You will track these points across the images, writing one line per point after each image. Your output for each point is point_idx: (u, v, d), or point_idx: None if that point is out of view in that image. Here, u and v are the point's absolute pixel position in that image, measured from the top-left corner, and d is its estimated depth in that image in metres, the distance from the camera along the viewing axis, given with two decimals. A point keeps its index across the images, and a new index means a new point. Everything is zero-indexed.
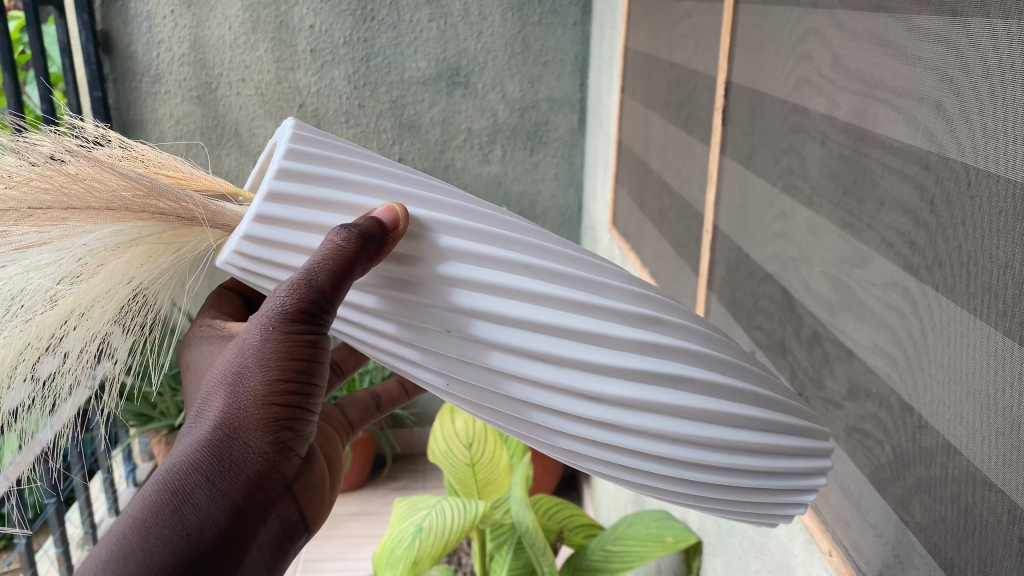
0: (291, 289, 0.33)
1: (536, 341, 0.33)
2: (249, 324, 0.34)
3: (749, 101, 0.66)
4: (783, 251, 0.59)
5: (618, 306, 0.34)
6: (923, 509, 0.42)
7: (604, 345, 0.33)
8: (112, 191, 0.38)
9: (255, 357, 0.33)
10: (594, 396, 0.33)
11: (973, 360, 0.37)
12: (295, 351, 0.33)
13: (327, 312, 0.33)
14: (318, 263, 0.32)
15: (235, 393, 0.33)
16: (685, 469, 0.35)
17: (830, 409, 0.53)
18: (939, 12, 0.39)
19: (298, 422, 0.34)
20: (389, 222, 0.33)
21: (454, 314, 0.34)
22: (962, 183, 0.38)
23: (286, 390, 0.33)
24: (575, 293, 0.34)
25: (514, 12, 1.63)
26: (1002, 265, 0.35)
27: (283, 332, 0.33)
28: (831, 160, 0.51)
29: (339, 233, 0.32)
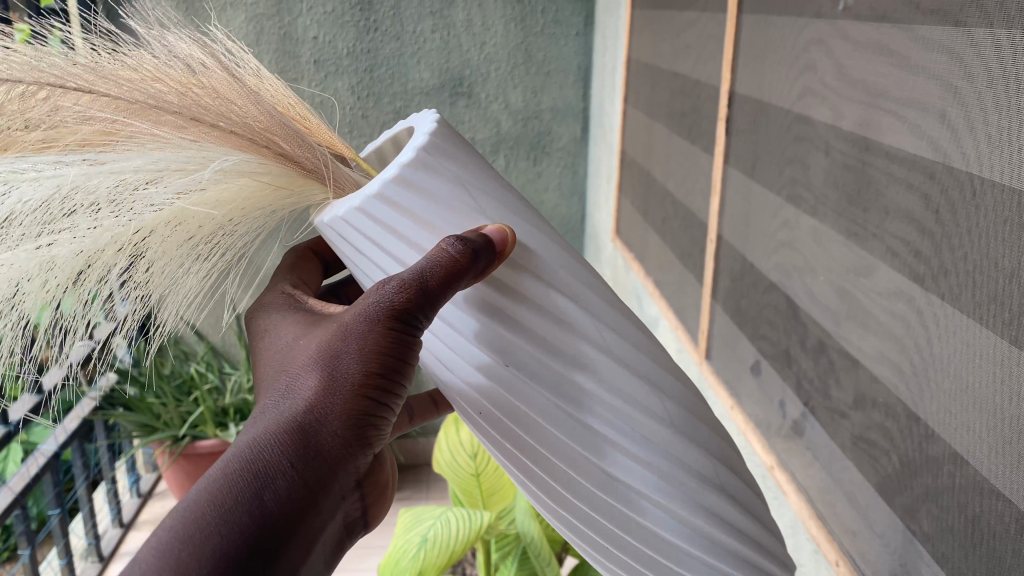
0: (396, 295, 0.36)
1: (596, 420, 0.38)
2: (348, 322, 0.37)
3: (753, 110, 0.66)
4: (788, 261, 0.59)
5: (674, 417, 0.39)
6: (930, 518, 0.42)
7: (651, 445, 0.39)
8: (243, 119, 0.42)
9: (351, 359, 0.37)
10: (625, 479, 0.39)
11: (980, 369, 0.37)
12: (392, 344, 0.37)
13: (426, 314, 0.36)
14: (428, 269, 0.35)
15: (326, 389, 0.36)
16: (666, 562, 0.41)
17: (836, 418, 0.53)
18: (943, 20, 0.39)
19: (375, 425, 0.38)
20: (497, 239, 0.36)
21: (527, 362, 0.38)
22: (967, 192, 0.38)
23: (370, 394, 0.37)
24: (643, 392, 0.39)
25: (517, 22, 1.63)
26: (1008, 274, 0.35)
27: (387, 325, 0.36)
28: (836, 170, 0.52)
29: (453, 243, 0.35)
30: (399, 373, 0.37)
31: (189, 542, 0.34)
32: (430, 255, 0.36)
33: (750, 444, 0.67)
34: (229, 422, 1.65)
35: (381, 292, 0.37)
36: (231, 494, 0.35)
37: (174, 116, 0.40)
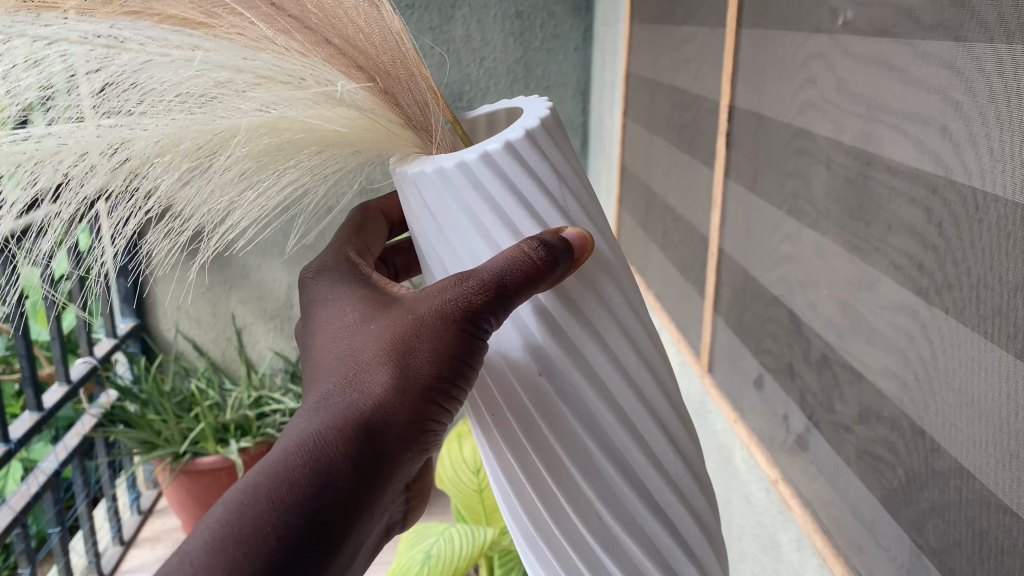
0: (473, 297, 0.38)
1: (595, 437, 0.42)
2: (420, 317, 0.39)
3: (754, 124, 0.66)
4: (790, 274, 0.59)
5: (659, 450, 0.44)
6: (937, 533, 0.42)
7: (634, 469, 0.43)
8: (360, 40, 0.43)
9: (423, 354, 0.38)
10: (607, 494, 0.43)
11: (986, 383, 0.37)
12: (461, 340, 0.39)
13: (499, 314, 0.39)
14: (506, 278, 0.38)
15: (395, 382, 0.38)
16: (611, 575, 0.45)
17: (841, 432, 0.52)
18: (944, 33, 0.39)
19: (432, 424, 0.40)
20: (576, 245, 0.39)
21: (552, 368, 0.41)
22: (970, 206, 0.38)
23: (435, 391, 0.39)
24: (639, 419, 0.43)
25: (516, 37, 1.64)
26: (1011, 288, 0.35)
27: (462, 321, 0.38)
28: (837, 183, 0.52)
29: (534, 254, 0.38)
30: (461, 373, 0.39)
31: (248, 527, 0.34)
32: (510, 257, 0.38)
33: (753, 458, 0.67)
34: (229, 438, 1.63)
35: (458, 287, 0.39)
36: (297, 477, 0.36)
37: (290, 20, 0.41)
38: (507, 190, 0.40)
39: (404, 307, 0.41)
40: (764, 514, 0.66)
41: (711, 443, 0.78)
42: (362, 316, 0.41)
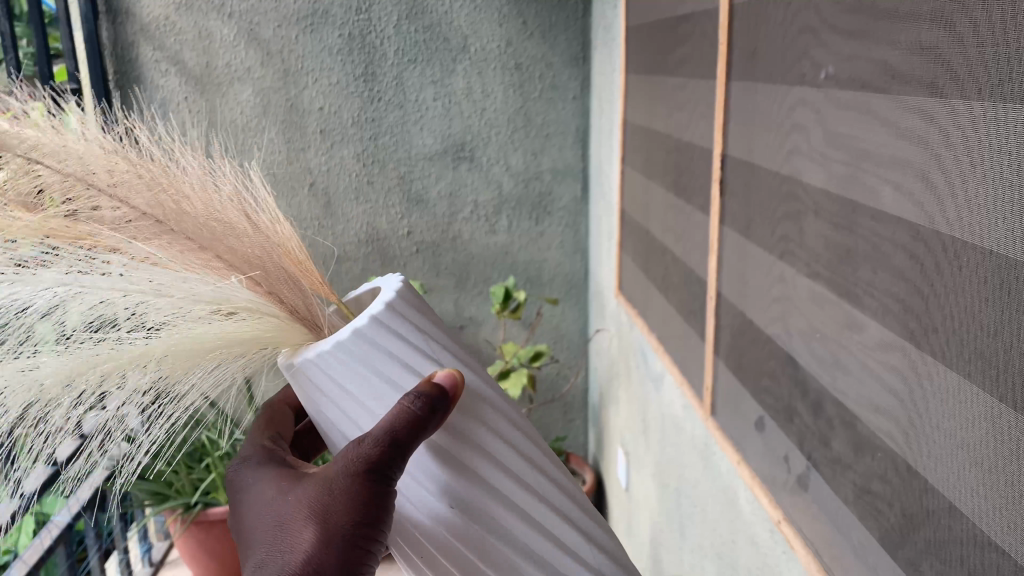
0: (372, 447, 0.44)
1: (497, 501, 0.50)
2: (338, 463, 0.45)
3: (745, 172, 0.68)
4: (785, 318, 0.61)
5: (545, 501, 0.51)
6: (933, 571, 0.43)
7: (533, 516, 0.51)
8: (251, 248, 0.55)
9: (344, 496, 0.44)
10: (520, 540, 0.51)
11: (971, 424, 0.38)
12: (371, 509, 0.44)
13: (393, 470, 0.45)
14: (395, 424, 0.44)
15: (322, 528, 0.44)
16: None
17: (839, 471, 0.53)
18: (919, 86, 0.41)
19: (370, 549, 0.45)
20: (434, 404, 0.44)
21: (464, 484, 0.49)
22: (950, 253, 0.40)
23: (361, 531, 0.44)
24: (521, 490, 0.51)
25: (516, 88, 1.74)
26: (991, 332, 0.37)
27: (354, 502, 0.44)
28: (826, 230, 0.53)
29: (412, 401, 0.44)
30: (376, 531, 0.45)
31: None
32: (384, 423, 0.44)
33: (756, 500, 0.68)
34: None
35: (347, 477, 0.44)
36: None
37: (192, 246, 0.53)
38: (386, 344, 0.48)
39: (306, 484, 0.47)
40: (766, 555, 0.66)
41: (715, 485, 0.79)
42: (281, 492, 0.48)
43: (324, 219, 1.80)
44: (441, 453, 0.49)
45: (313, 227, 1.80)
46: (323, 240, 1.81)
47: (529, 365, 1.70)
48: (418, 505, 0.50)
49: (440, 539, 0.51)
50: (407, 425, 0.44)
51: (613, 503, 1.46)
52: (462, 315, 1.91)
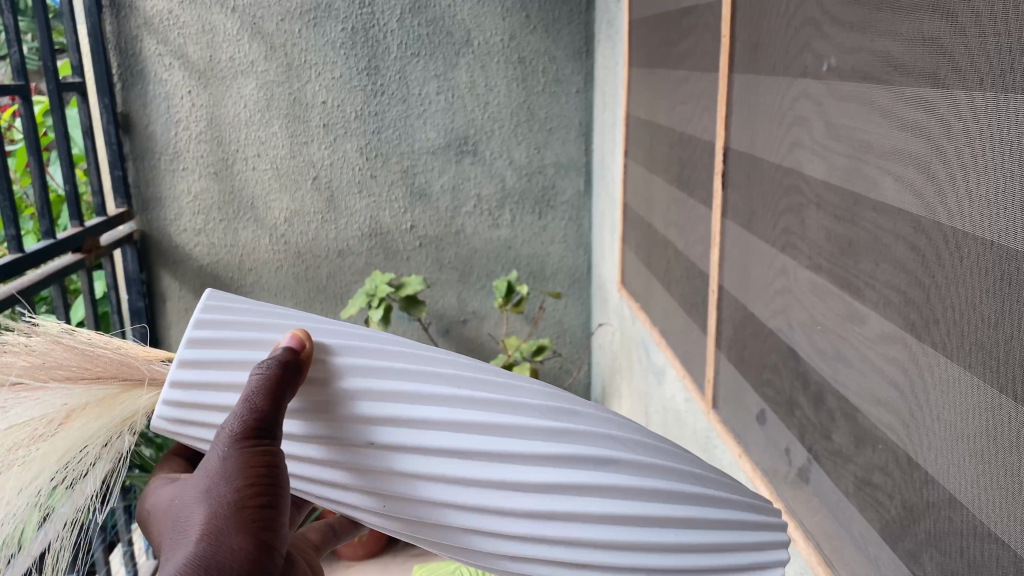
0: (238, 413, 0.36)
1: (455, 453, 0.37)
2: (210, 449, 0.37)
3: (747, 164, 0.68)
4: (787, 311, 0.61)
5: (538, 421, 0.38)
6: (934, 562, 0.43)
7: (525, 458, 0.37)
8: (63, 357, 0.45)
9: (223, 476, 0.35)
10: (506, 503, 0.37)
11: (971, 415, 0.38)
12: (260, 504, 0.36)
13: (273, 447, 0.37)
14: (255, 389, 0.36)
15: (211, 515, 0.35)
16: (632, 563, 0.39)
17: (840, 463, 0.53)
18: (921, 78, 0.41)
19: (275, 527, 0.36)
20: (290, 360, 0.37)
21: (375, 437, 0.38)
22: (951, 244, 0.39)
23: (259, 504, 0.36)
24: (473, 425, 0.37)
25: (519, 82, 1.74)
26: (991, 322, 0.37)
27: (238, 501, 0.35)
28: (828, 222, 0.53)
29: (262, 364, 0.37)
30: (276, 532, 0.36)
31: None
32: (240, 398, 0.36)
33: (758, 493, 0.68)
34: None
35: (220, 454, 0.36)
36: None
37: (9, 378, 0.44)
38: (217, 360, 0.39)
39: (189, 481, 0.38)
40: None
41: None
42: (168, 501, 0.39)
43: (327, 213, 1.80)
44: (311, 406, 0.39)
45: (316, 221, 1.80)
46: (327, 233, 1.82)
47: (531, 358, 1.70)
48: (343, 477, 0.39)
49: (403, 509, 0.38)
50: (270, 392, 0.36)
51: None
52: (465, 309, 1.91)
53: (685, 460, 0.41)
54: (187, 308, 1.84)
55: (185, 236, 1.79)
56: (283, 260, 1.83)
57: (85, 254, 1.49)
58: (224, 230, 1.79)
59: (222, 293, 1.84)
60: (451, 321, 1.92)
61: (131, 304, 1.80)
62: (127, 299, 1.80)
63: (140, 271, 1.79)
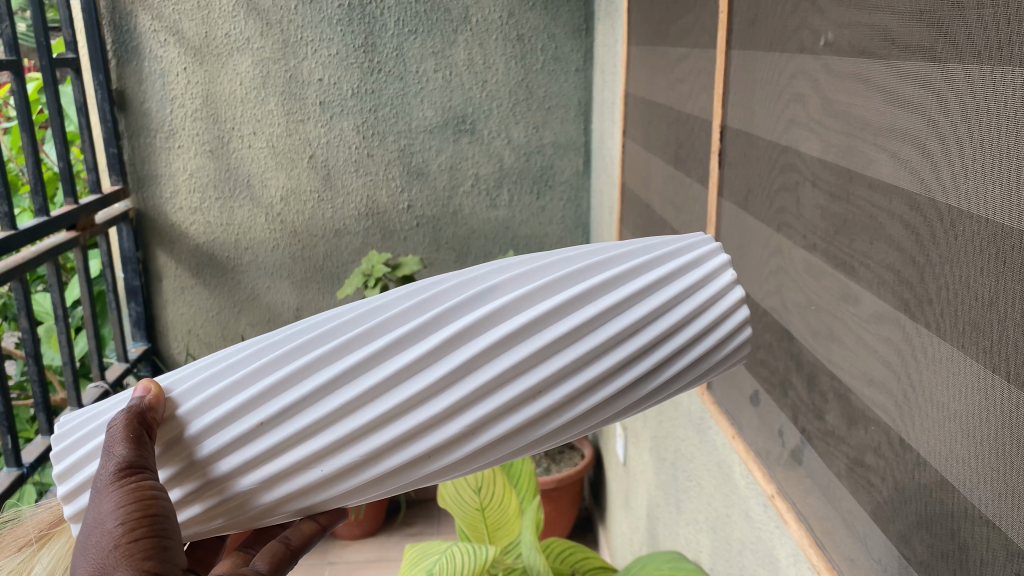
0: (107, 459, 0.39)
1: (324, 381, 0.38)
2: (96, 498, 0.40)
3: (744, 143, 0.67)
4: (781, 291, 0.60)
5: (389, 319, 0.39)
6: (924, 544, 0.42)
7: (395, 352, 0.38)
8: None
9: (105, 514, 0.39)
10: (407, 391, 0.38)
11: (963, 396, 0.38)
12: (141, 539, 0.39)
13: (151, 480, 0.39)
14: (116, 438, 0.39)
15: (101, 548, 0.39)
16: (583, 373, 0.39)
17: (832, 444, 0.53)
18: (918, 54, 0.40)
19: (163, 547, 0.39)
20: (142, 404, 0.40)
21: (248, 421, 0.38)
22: (946, 221, 0.39)
23: (141, 529, 0.39)
24: (324, 355, 0.38)
25: (518, 60, 1.73)
26: (987, 303, 0.36)
27: (117, 537, 0.38)
28: (823, 200, 0.52)
29: (118, 417, 0.40)
30: (163, 563, 0.39)
31: None
32: (109, 448, 0.40)
33: (751, 474, 0.67)
34: None
35: (99, 498, 0.39)
36: None
37: None
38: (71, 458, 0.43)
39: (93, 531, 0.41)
40: (761, 530, 0.66)
41: (709, 459, 0.79)
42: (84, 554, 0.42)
43: (323, 190, 1.79)
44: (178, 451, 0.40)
45: (312, 200, 1.79)
46: (323, 213, 1.81)
47: None
48: (245, 481, 0.39)
49: (346, 455, 0.39)
50: (130, 432, 0.39)
51: (611, 477, 1.46)
52: None
53: (552, 264, 0.41)
54: (183, 287, 1.84)
55: (181, 215, 1.78)
56: (279, 239, 1.82)
57: (79, 232, 1.48)
58: (220, 208, 1.78)
59: (218, 272, 1.83)
60: None
61: (127, 282, 1.80)
62: (123, 277, 1.81)
63: (136, 249, 1.79)
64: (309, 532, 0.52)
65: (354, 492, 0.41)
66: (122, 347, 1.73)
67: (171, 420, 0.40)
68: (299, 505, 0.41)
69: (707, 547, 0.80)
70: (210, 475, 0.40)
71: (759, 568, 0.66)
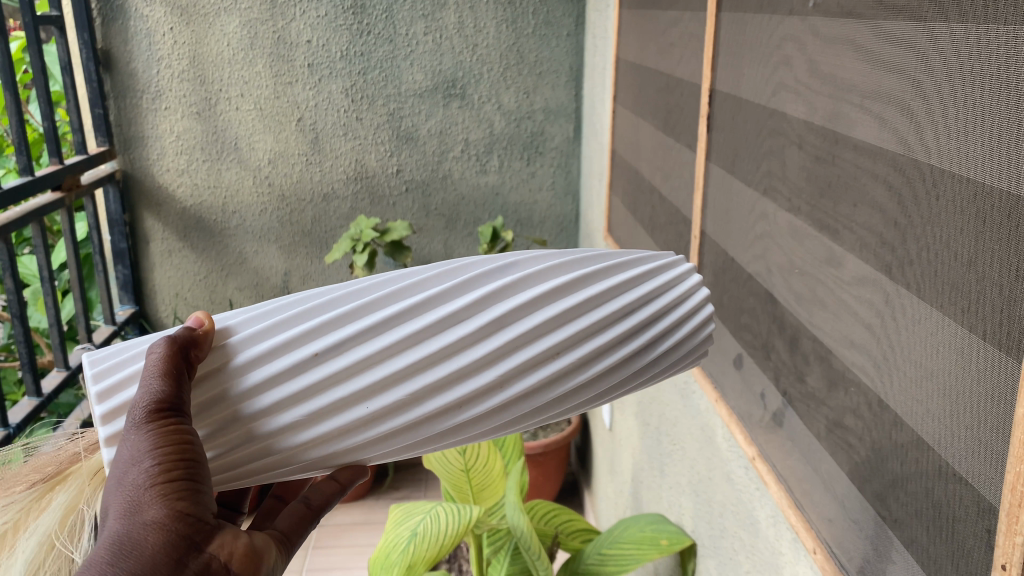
0: (142, 392, 0.35)
1: (370, 322, 0.37)
2: (125, 436, 0.36)
3: (732, 106, 0.67)
4: (766, 255, 0.60)
5: (430, 275, 0.38)
6: (899, 503, 0.42)
7: (441, 301, 0.37)
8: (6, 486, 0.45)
9: (135, 452, 0.35)
10: (452, 335, 0.37)
11: (939, 355, 0.38)
12: (177, 480, 0.35)
13: (185, 424, 0.36)
14: (153, 372, 0.36)
15: (130, 490, 0.34)
16: (599, 336, 0.40)
17: (813, 406, 0.53)
18: (904, 15, 0.40)
19: (197, 495, 0.35)
20: (184, 338, 0.36)
21: (285, 362, 0.36)
22: (927, 182, 0.39)
23: (175, 472, 0.35)
24: (370, 299, 0.37)
25: (509, 24, 1.71)
26: (966, 263, 0.36)
27: (149, 478, 0.34)
28: (809, 163, 0.52)
29: (156, 349, 0.36)
30: (200, 507, 0.35)
31: None
32: (142, 382, 0.36)
33: (733, 437, 0.68)
34: None
35: (130, 435, 0.35)
36: None
37: None
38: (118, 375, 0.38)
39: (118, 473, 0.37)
40: (743, 492, 0.66)
41: (693, 423, 0.79)
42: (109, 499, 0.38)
43: (311, 154, 1.78)
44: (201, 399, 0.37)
45: (300, 163, 1.78)
46: (311, 176, 1.79)
47: None
48: (272, 424, 0.37)
49: (382, 399, 0.37)
50: (169, 367, 0.36)
51: (597, 443, 1.47)
52: (451, 257, 1.90)
53: (560, 253, 0.42)
54: (170, 250, 1.83)
55: (168, 176, 1.77)
56: (266, 202, 1.81)
57: (65, 192, 1.47)
58: (208, 170, 1.77)
59: (206, 236, 1.83)
60: None
61: (113, 245, 1.79)
62: (110, 240, 1.80)
63: (123, 212, 1.77)
64: (331, 492, 0.45)
65: (375, 449, 0.39)
66: (109, 310, 1.72)
67: (216, 354, 0.37)
68: (316, 457, 0.38)
69: (689, 510, 0.81)
70: (241, 412, 0.36)
71: (740, 529, 0.67)
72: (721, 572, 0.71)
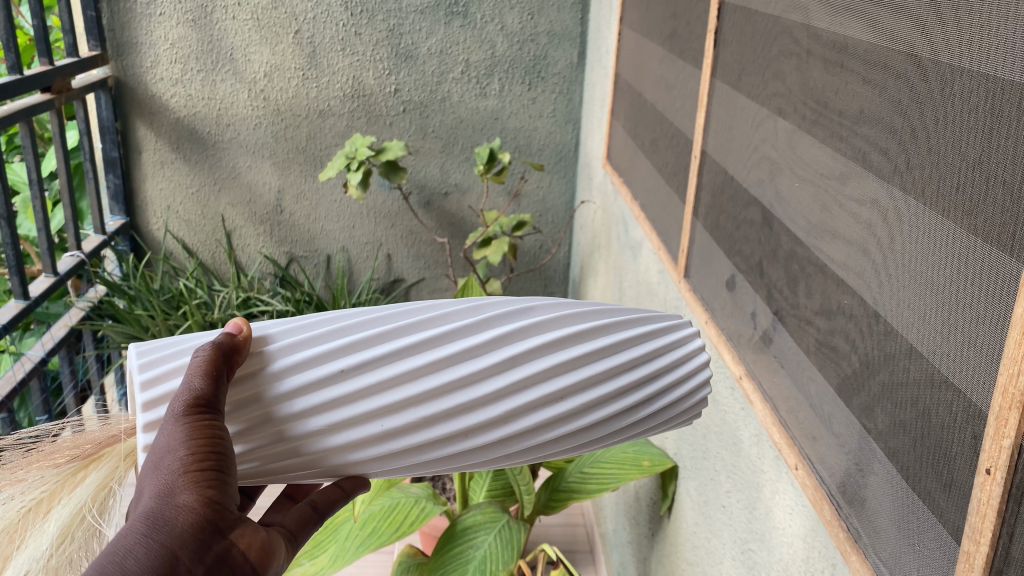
0: (184, 385, 0.35)
1: (396, 348, 0.37)
2: (162, 427, 0.35)
3: (740, 20, 0.65)
4: (766, 174, 0.59)
5: (460, 307, 0.39)
6: (885, 415, 0.42)
7: (467, 335, 0.38)
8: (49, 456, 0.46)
9: (172, 440, 0.34)
10: (470, 368, 0.37)
11: (937, 258, 0.37)
12: (207, 469, 0.34)
13: (219, 423, 0.35)
14: (198, 369, 0.36)
15: (160, 477, 0.34)
16: (609, 381, 0.40)
17: (803, 324, 0.53)
18: None
19: (223, 492, 0.35)
20: (231, 341, 0.37)
21: (312, 376, 0.36)
22: (937, 82, 0.37)
23: (205, 466, 0.34)
24: (398, 325, 0.38)
25: None
26: (974, 162, 0.35)
27: (182, 464, 0.34)
28: (815, 74, 0.51)
29: (203, 348, 0.36)
30: (227, 498, 0.35)
31: None
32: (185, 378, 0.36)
33: (720, 358, 0.68)
34: None
35: (167, 424, 0.35)
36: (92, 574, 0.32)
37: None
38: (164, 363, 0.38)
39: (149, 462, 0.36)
40: (729, 414, 0.66)
41: None
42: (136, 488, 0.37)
43: (307, 69, 1.74)
44: (236, 399, 0.37)
45: (297, 78, 1.75)
46: (307, 92, 1.77)
47: (509, 234, 1.63)
48: (296, 430, 0.36)
49: (390, 421, 0.37)
50: (213, 365, 0.35)
51: None
52: (447, 181, 1.88)
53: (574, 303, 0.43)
54: (163, 161, 1.81)
55: (162, 85, 1.74)
56: (260, 116, 1.78)
57: (54, 94, 1.44)
58: (202, 81, 1.74)
59: (199, 148, 1.80)
60: (432, 193, 1.90)
61: (104, 153, 1.76)
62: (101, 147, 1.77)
63: (114, 119, 1.74)
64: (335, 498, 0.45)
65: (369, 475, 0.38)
66: (99, 219, 1.71)
67: (255, 360, 0.37)
68: (329, 471, 0.38)
69: (674, 434, 0.81)
70: (274, 414, 0.36)
71: (722, 449, 0.67)
72: (701, 493, 0.72)
